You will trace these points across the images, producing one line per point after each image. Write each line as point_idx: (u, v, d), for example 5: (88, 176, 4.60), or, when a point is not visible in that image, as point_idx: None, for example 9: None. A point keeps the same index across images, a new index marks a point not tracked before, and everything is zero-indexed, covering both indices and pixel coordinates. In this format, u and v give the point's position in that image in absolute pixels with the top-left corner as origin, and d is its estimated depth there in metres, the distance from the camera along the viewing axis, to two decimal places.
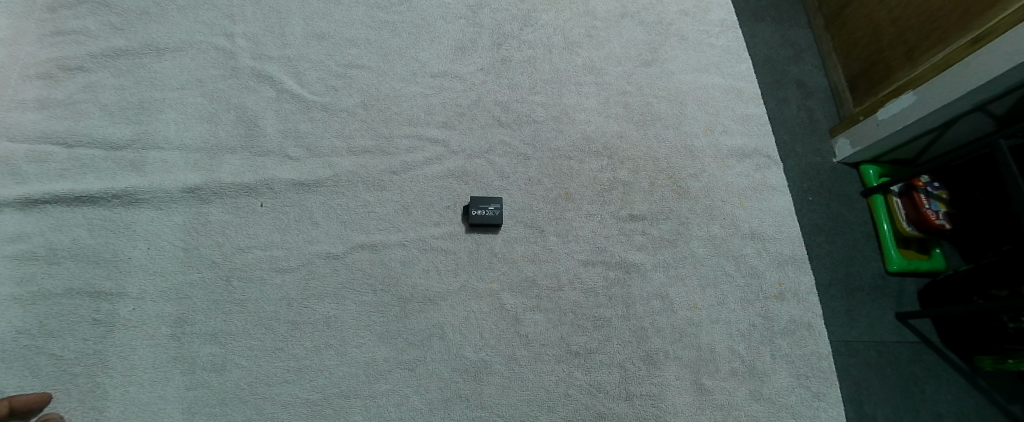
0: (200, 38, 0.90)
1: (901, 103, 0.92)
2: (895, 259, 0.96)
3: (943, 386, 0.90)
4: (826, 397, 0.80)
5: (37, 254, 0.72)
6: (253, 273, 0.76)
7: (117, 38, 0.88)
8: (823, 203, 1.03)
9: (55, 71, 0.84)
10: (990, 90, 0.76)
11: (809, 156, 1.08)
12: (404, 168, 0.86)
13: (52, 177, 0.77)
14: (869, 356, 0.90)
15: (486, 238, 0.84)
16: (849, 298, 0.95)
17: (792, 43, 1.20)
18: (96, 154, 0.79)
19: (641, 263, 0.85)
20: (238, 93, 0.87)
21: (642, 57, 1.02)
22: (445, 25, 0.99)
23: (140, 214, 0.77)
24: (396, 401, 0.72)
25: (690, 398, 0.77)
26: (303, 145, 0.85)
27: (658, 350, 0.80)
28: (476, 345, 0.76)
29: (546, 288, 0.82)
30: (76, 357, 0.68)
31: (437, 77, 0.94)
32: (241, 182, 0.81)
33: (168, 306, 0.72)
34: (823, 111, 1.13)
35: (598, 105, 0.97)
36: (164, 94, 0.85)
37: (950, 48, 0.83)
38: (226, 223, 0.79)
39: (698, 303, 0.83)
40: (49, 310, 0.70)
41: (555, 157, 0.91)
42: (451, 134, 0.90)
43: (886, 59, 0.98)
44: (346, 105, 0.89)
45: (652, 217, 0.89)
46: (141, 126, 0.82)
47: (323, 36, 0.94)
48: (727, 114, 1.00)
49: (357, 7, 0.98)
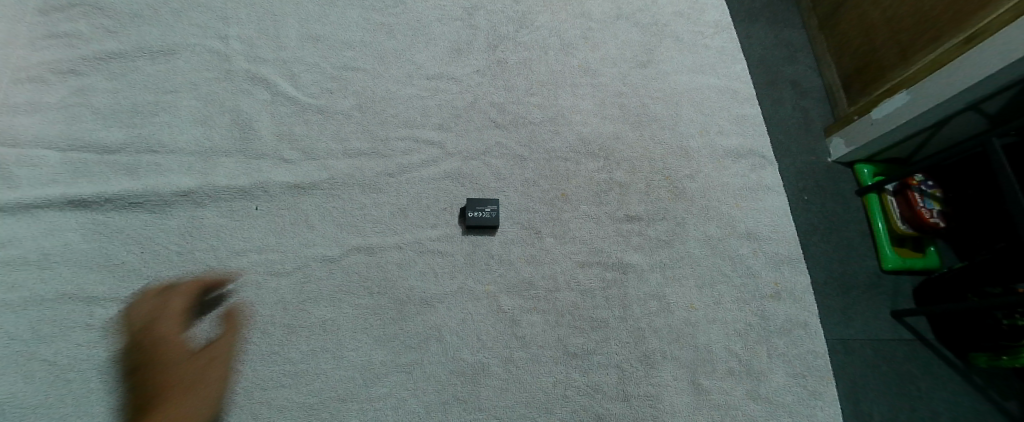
0: (193, 41, 0.90)
1: (895, 102, 0.92)
2: (891, 257, 0.97)
3: (939, 383, 0.90)
4: (822, 396, 0.80)
5: (29, 259, 0.71)
6: (249, 277, 0.76)
7: (110, 41, 0.87)
8: (817, 202, 1.04)
9: (47, 74, 0.83)
10: (984, 88, 0.77)
11: (804, 156, 1.09)
12: (400, 171, 0.86)
13: (45, 182, 0.76)
14: (863, 354, 0.91)
15: (483, 239, 0.84)
16: (844, 297, 0.96)
17: (787, 44, 1.20)
18: (89, 158, 0.79)
19: (638, 263, 0.85)
20: (233, 96, 0.87)
21: (638, 59, 1.02)
22: (441, 27, 0.99)
23: (134, 218, 0.76)
24: (393, 404, 0.71)
25: (688, 398, 0.77)
26: (299, 148, 0.85)
27: (655, 350, 0.80)
28: (474, 348, 0.76)
29: (543, 290, 0.82)
30: (69, 363, 0.67)
31: (432, 79, 0.94)
32: (235, 185, 0.80)
33: (163, 310, 0.72)
34: (817, 111, 1.14)
35: (594, 107, 0.97)
36: (157, 97, 0.85)
37: (943, 48, 0.83)
38: (221, 226, 0.78)
39: (694, 303, 0.84)
40: (42, 315, 0.69)
41: (552, 158, 0.92)
42: (447, 136, 0.90)
43: (881, 59, 0.99)
44: (341, 107, 0.89)
45: (648, 217, 0.89)
46: (136, 129, 0.82)
47: (318, 38, 0.94)
48: (722, 114, 1.00)
49: (353, 10, 0.97)
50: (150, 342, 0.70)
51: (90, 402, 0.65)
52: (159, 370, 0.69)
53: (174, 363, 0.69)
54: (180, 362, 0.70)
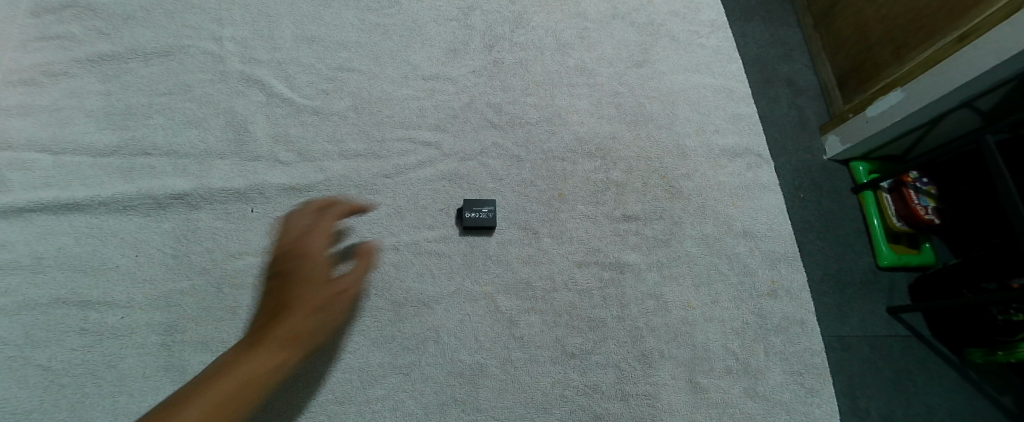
0: (187, 42, 0.89)
1: (890, 100, 0.93)
2: (887, 254, 0.97)
3: (935, 379, 0.91)
4: (819, 394, 0.80)
5: (22, 263, 0.71)
6: (245, 280, 0.75)
7: (103, 43, 0.87)
8: (812, 201, 1.04)
9: (39, 76, 0.82)
10: (978, 85, 0.78)
11: (800, 154, 1.09)
12: (397, 172, 0.86)
13: (38, 185, 0.75)
14: (860, 351, 0.92)
15: (480, 240, 0.84)
16: (841, 295, 0.96)
17: (782, 42, 1.21)
18: (83, 161, 0.78)
19: (635, 263, 0.85)
20: (227, 98, 0.87)
21: (634, 58, 1.02)
22: (437, 27, 0.99)
23: (128, 221, 0.76)
24: (391, 406, 0.71)
25: (686, 397, 0.77)
26: (295, 150, 0.85)
27: (653, 349, 0.80)
28: (472, 349, 0.76)
29: (540, 290, 0.82)
30: (63, 367, 0.67)
31: (429, 80, 0.94)
32: (230, 187, 0.80)
33: (158, 314, 0.72)
34: (813, 109, 1.14)
35: (590, 107, 0.97)
36: (151, 99, 0.84)
37: (938, 45, 0.84)
38: (216, 229, 0.78)
39: (691, 302, 0.84)
40: (35, 320, 0.68)
41: (549, 159, 0.91)
42: (443, 137, 0.90)
43: (875, 57, 0.99)
44: (337, 108, 0.89)
45: (645, 217, 0.89)
46: (129, 131, 0.81)
47: (313, 39, 0.93)
48: (718, 113, 1.00)
49: (348, 10, 0.97)
50: (300, 248, 0.70)
51: (84, 407, 0.65)
52: (294, 278, 0.67)
53: (302, 276, 0.67)
54: (309, 277, 0.68)
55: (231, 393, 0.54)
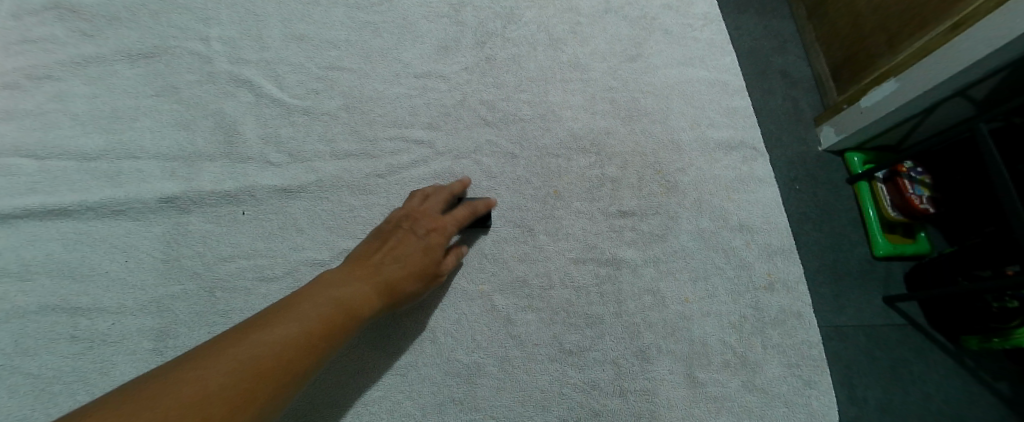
0: (174, 43, 0.88)
1: (884, 90, 0.92)
2: (882, 244, 0.97)
3: (930, 367, 0.92)
4: (816, 385, 0.81)
5: (10, 271, 0.70)
6: (237, 283, 0.74)
7: (87, 45, 0.85)
8: (807, 193, 1.05)
9: (22, 80, 0.81)
10: (971, 74, 0.78)
11: (794, 146, 1.09)
12: (390, 171, 0.85)
13: (24, 191, 0.74)
14: (856, 342, 0.92)
15: (475, 238, 0.83)
16: (836, 286, 0.96)
17: (775, 34, 1.20)
18: (68, 166, 0.77)
19: (631, 259, 0.85)
20: (216, 99, 0.85)
21: (627, 52, 1.02)
22: (428, 24, 0.97)
23: (117, 226, 0.75)
24: (388, 407, 0.71)
25: (683, 391, 0.78)
26: (286, 151, 0.84)
27: (651, 345, 0.80)
28: (469, 348, 0.76)
29: (537, 288, 0.81)
30: (54, 376, 0.66)
31: (420, 78, 0.93)
32: (221, 190, 0.78)
33: (150, 320, 0.71)
34: (807, 101, 1.14)
35: (584, 102, 0.96)
36: (138, 102, 0.83)
37: (931, 35, 0.84)
38: (207, 232, 0.77)
39: (688, 297, 0.84)
40: (25, 328, 0.67)
41: (543, 155, 0.91)
42: (436, 135, 0.89)
43: (869, 47, 0.99)
44: (328, 108, 0.88)
45: (641, 213, 0.89)
46: (116, 135, 0.80)
47: (302, 38, 0.92)
48: (713, 107, 1.00)
49: (337, 8, 0.96)
50: (437, 220, 0.73)
51: None
52: (420, 243, 0.71)
53: (424, 236, 0.71)
54: (424, 237, 0.71)
55: (323, 318, 0.59)
